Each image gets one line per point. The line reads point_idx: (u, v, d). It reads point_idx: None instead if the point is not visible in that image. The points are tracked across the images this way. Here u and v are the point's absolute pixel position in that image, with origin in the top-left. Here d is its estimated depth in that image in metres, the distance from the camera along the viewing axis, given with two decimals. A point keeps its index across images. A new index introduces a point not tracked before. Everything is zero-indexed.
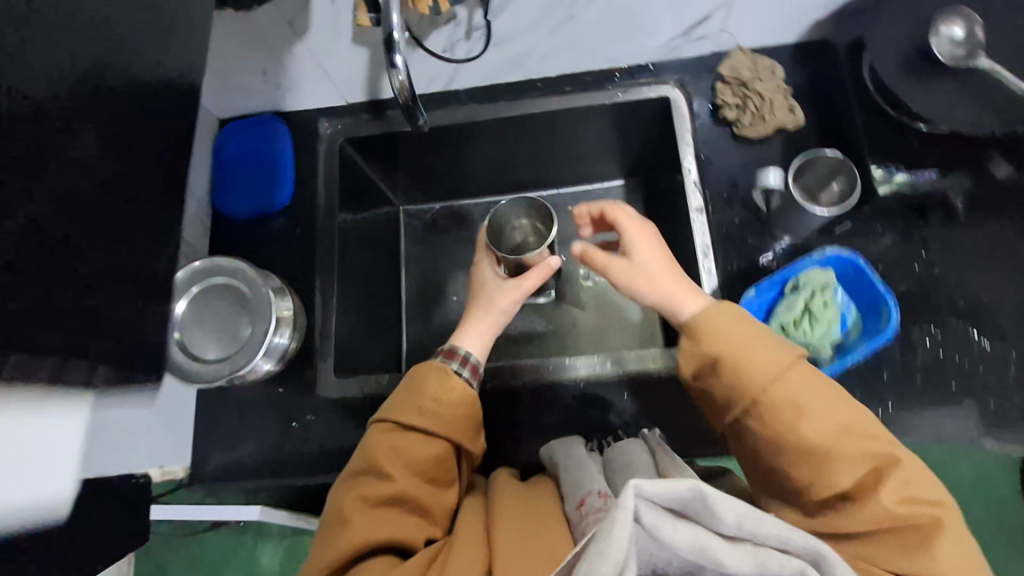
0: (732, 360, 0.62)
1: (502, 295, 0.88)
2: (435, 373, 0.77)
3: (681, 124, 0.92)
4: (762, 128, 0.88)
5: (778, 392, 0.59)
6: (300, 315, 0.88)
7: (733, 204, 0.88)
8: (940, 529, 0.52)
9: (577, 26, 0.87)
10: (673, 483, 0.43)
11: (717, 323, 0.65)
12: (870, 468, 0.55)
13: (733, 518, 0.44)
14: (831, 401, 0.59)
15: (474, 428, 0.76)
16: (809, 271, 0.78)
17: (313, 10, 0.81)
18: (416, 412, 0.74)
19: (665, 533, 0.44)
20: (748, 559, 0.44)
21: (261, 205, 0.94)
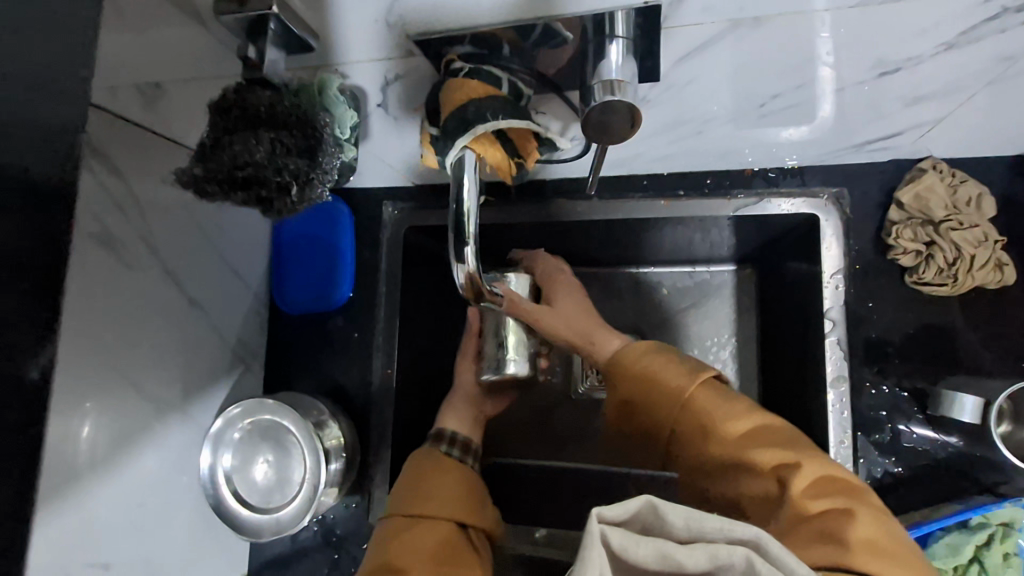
0: (639, 397, 0.60)
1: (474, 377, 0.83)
2: (425, 464, 0.70)
3: (830, 253, 0.69)
4: (950, 287, 0.65)
5: (693, 403, 0.55)
6: (354, 438, 0.82)
7: (885, 379, 0.68)
8: (855, 514, 0.44)
9: (705, 138, 0.66)
10: (623, 501, 0.36)
11: (633, 354, 0.62)
12: (778, 465, 0.49)
13: (685, 520, 0.36)
14: (736, 408, 0.54)
15: (482, 503, 0.67)
16: (1000, 514, 0.61)
17: (371, 116, 0.61)
18: (419, 499, 0.65)
19: (631, 557, 0.35)
20: (702, 554, 0.34)
21: (319, 302, 0.85)
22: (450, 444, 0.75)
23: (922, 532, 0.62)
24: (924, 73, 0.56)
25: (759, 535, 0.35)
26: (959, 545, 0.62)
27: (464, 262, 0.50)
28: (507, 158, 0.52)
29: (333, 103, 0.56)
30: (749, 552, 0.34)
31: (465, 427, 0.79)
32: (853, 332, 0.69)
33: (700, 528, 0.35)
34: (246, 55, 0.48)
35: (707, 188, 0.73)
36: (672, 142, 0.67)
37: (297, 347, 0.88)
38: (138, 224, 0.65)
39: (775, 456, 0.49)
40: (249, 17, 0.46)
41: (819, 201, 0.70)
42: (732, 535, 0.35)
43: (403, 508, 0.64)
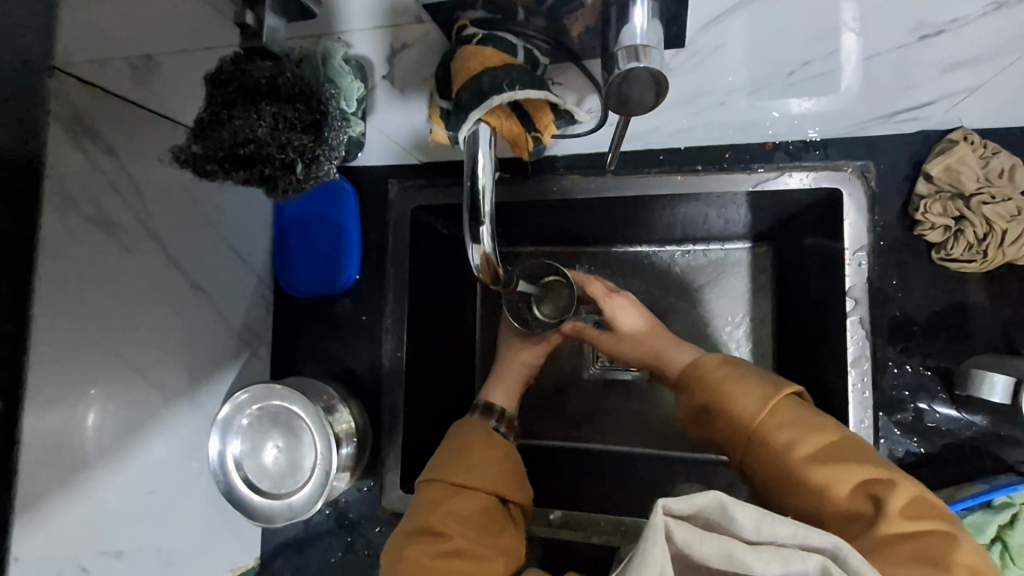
0: (718, 406, 0.59)
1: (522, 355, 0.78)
2: (478, 435, 0.66)
3: (855, 229, 0.66)
4: (980, 263, 0.63)
5: (772, 420, 0.55)
6: (365, 423, 0.80)
7: (909, 359, 0.66)
8: (952, 538, 0.45)
9: (730, 112, 0.63)
10: (691, 497, 0.43)
11: (709, 368, 0.62)
12: (868, 485, 0.49)
13: (751, 523, 0.42)
14: (819, 426, 0.54)
15: (522, 479, 0.66)
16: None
17: (377, 89, 0.57)
18: (463, 469, 0.62)
19: (696, 549, 0.42)
20: (770, 557, 0.41)
21: (325, 284, 0.83)
22: (499, 419, 0.72)
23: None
24: (964, 39, 0.56)
25: (832, 544, 0.41)
26: (982, 524, 0.60)
27: (480, 241, 0.46)
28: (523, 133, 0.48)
29: (336, 75, 0.52)
30: (819, 560, 0.40)
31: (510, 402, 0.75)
32: (878, 311, 0.67)
33: (768, 532, 0.42)
34: (244, 21, 0.44)
35: (726, 162, 0.70)
36: (692, 115, 0.64)
37: (303, 329, 0.86)
38: (135, 206, 0.63)
39: (862, 476, 0.50)
40: None
41: (843, 176, 0.67)
42: (804, 541, 0.41)
43: (445, 475, 0.62)
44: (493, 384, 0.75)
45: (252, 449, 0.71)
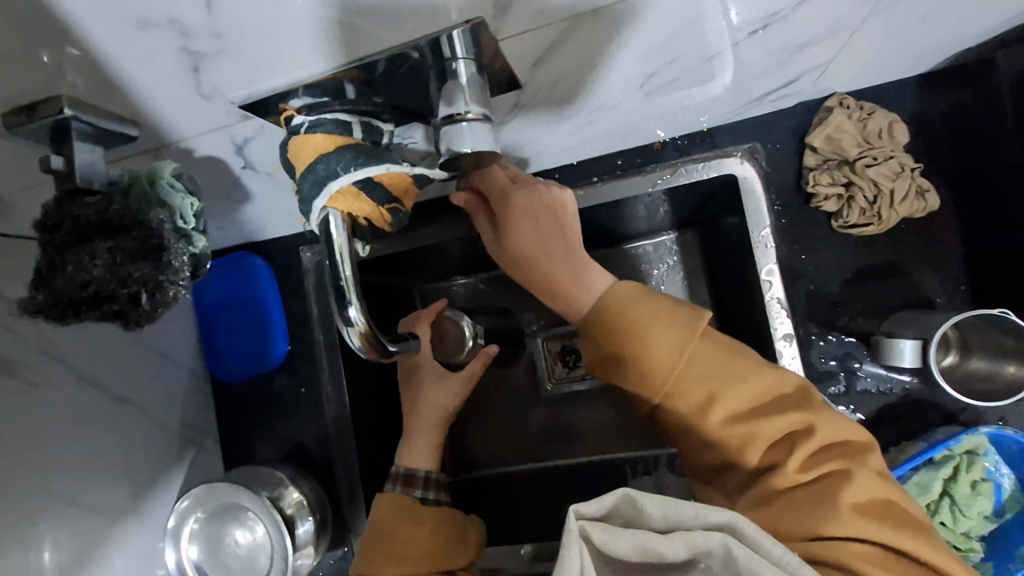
0: (632, 358, 0.54)
1: (442, 398, 0.74)
2: (402, 515, 0.67)
3: (756, 213, 0.67)
4: (878, 225, 0.63)
5: (688, 373, 0.53)
6: (322, 495, 0.79)
7: (832, 330, 0.67)
8: (852, 478, 0.48)
9: (602, 124, 0.62)
10: (599, 498, 0.40)
11: (615, 315, 0.56)
12: (786, 434, 0.51)
13: (662, 512, 0.40)
14: (740, 374, 0.52)
15: (457, 543, 0.67)
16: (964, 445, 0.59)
17: (249, 180, 0.57)
18: (390, 558, 0.64)
19: (613, 548, 0.39)
20: (680, 544, 0.39)
21: (255, 364, 0.83)
22: (424, 486, 0.71)
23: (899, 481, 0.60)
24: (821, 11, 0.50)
25: (733, 520, 0.39)
26: (927, 484, 0.60)
27: (353, 323, 0.45)
28: (378, 208, 0.47)
29: (165, 193, 0.49)
30: (723, 538, 0.38)
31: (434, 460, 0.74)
32: (792, 287, 0.67)
33: (676, 518, 0.40)
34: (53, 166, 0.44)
35: (620, 169, 0.72)
36: (569, 135, 0.63)
37: (246, 411, 0.85)
38: (33, 336, 0.60)
39: (780, 428, 0.50)
40: (45, 125, 0.44)
41: (735, 160, 0.67)
42: (708, 521, 0.39)
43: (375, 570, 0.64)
44: (414, 445, 0.74)
45: (220, 548, 0.71)
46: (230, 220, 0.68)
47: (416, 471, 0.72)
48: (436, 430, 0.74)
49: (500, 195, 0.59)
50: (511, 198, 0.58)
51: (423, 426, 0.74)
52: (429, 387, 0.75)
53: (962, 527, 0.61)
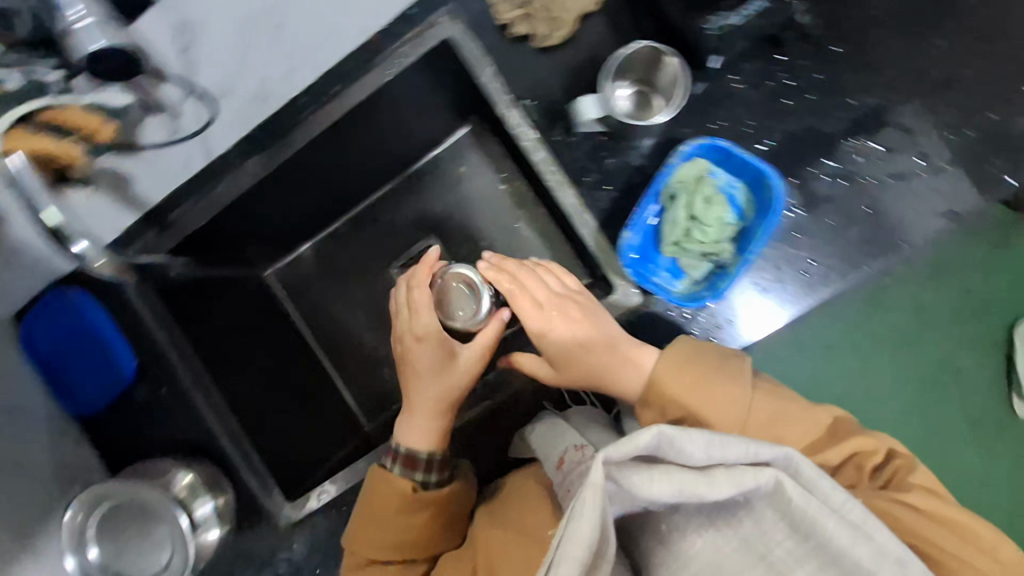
0: (700, 415, 0.62)
1: (458, 373, 0.84)
2: (397, 499, 0.76)
3: (472, 59, 0.75)
4: (563, 30, 0.73)
5: (757, 424, 0.62)
6: (214, 471, 0.83)
7: (573, 131, 0.74)
8: (910, 474, 0.61)
9: (294, 27, 0.67)
10: (634, 439, 0.46)
11: (678, 380, 0.64)
12: (849, 460, 0.62)
13: (701, 450, 0.47)
14: (796, 413, 0.62)
15: (447, 518, 0.79)
16: (677, 173, 0.69)
17: None
18: (384, 527, 0.76)
19: (640, 488, 0.46)
20: (728, 481, 0.45)
21: (112, 384, 0.85)
22: (424, 472, 0.80)
23: (637, 225, 0.71)
24: None
25: (789, 455, 0.46)
26: (672, 217, 0.70)
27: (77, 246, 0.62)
28: (63, 143, 0.60)
29: None
30: (776, 474, 0.45)
31: (434, 441, 0.82)
32: (527, 111, 0.75)
33: (719, 456, 0.47)
34: None
35: (352, 72, 0.78)
36: (274, 47, 0.68)
37: (125, 431, 0.88)
38: None
39: (845, 450, 0.62)
40: None
41: (437, 25, 0.76)
42: (758, 458, 0.46)
43: (371, 535, 0.76)
44: (410, 427, 0.82)
45: (121, 545, 0.77)
46: (9, 243, 0.73)
47: (410, 450, 0.80)
48: (431, 409, 0.83)
49: (530, 289, 0.76)
50: (545, 323, 0.74)
51: (428, 398, 0.83)
52: (433, 363, 0.85)
53: (714, 238, 0.69)
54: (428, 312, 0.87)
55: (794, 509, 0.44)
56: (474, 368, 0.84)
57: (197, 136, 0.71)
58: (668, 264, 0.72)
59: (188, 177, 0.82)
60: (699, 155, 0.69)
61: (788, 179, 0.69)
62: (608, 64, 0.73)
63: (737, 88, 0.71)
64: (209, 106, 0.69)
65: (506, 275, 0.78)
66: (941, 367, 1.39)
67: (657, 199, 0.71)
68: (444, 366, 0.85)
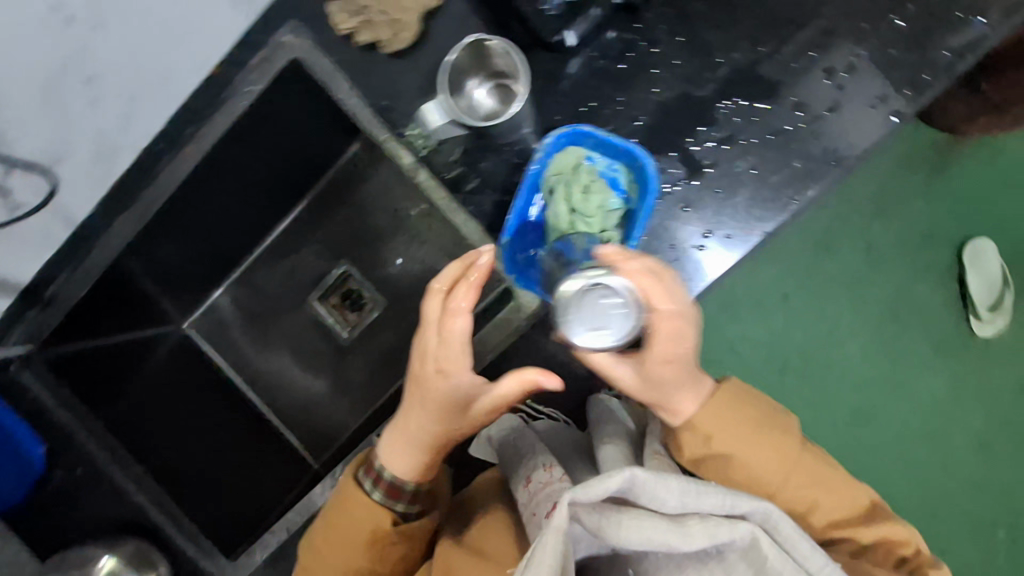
0: (737, 458, 0.62)
1: (456, 415, 0.63)
2: (367, 522, 0.65)
3: (323, 75, 0.69)
4: (408, 29, 0.68)
5: (790, 471, 0.61)
6: (145, 545, 0.79)
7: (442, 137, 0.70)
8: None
9: (111, 83, 0.67)
10: (606, 481, 0.50)
11: (717, 415, 0.62)
12: (881, 543, 0.61)
13: (677, 498, 0.51)
14: (834, 482, 0.61)
15: (418, 543, 0.69)
16: (550, 165, 0.65)
17: None
18: (344, 547, 0.66)
19: (610, 532, 0.51)
20: (703, 534, 0.50)
21: (20, 475, 0.78)
22: (410, 501, 0.67)
23: (516, 229, 0.66)
24: None
25: (766, 510, 0.50)
26: (554, 212, 0.66)
27: None
28: None
29: None
30: (752, 529, 0.49)
31: (416, 475, 0.66)
32: (392, 124, 0.71)
33: (692, 505, 0.51)
34: None
35: (202, 111, 0.73)
36: (93, 104, 0.68)
37: (48, 522, 0.80)
38: None
39: (878, 532, 0.61)
40: None
41: (280, 40, 0.70)
42: (736, 509, 0.51)
43: (326, 552, 0.67)
44: (395, 443, 0.66)
45: None
46: None
47: (393, 476, 0.66)
48: (421, 439, 0.65)
49: (652, 270, 0.58)
50: (659, 325, 0.58)
51: (420, 430, 0.64)
52: (432, 402, 0.62)
53: (599, 229, 0.65)
54: (462, 346, 0.60)
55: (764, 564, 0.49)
56: (488, 418, 0.63)
57: (39, 206, 0.72)
58: None
59: (53, 247, 0.82)
60: (571, 143, 0.65)
61: (667, 154, 0.66)
62: (438, 66, 0.69)
63: (599, 66, 0.67)
64: (45, 174, 0.70)
65: (643, 275, 0.58)
66: (904, 302, 1.33)
67: (535, 195, 0.67)
68: (446, 405, 0.62)
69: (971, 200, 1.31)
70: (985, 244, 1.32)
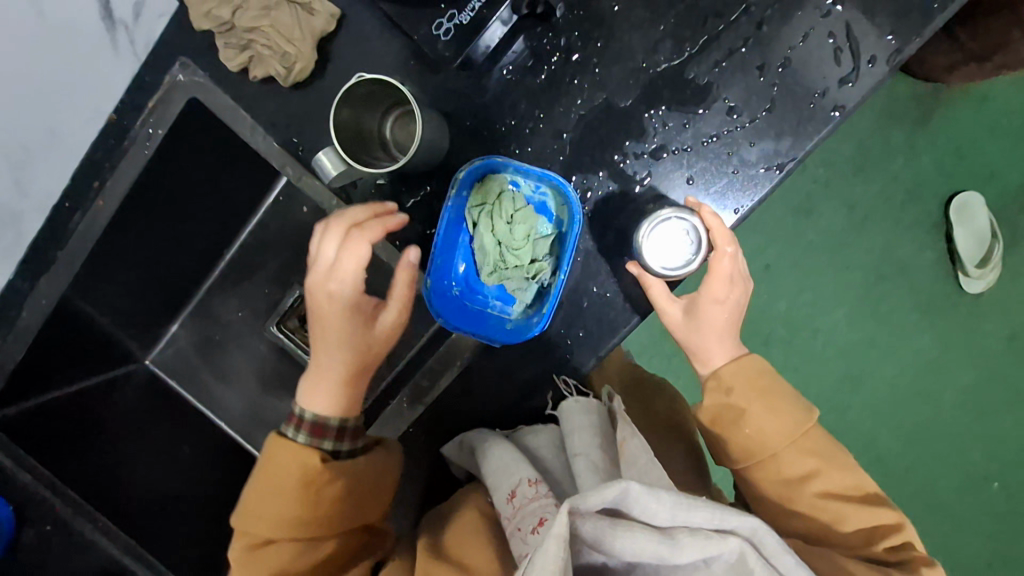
0: (755, 417, 0.62)
1: (367, 330, 0.63)
2: (295, 469, 0.59)
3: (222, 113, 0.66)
4: (303, 58, 0.66)
5: (801, 435, 0.63)
6: None
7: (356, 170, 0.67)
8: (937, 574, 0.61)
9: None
10: (603, 492, 0.43)
11: (742, 378, 0.63)
12: (871, 530, 0.62)
13: (667, 510, 0.44)
14: (842, 463, 0.63)
15: (361, 505, 0.63)
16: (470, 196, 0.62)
17: None
18: (276, 507, 0.59)
19: (604, 541, 0.44)
20: (694, 550, 0.44)
21: None
22: (340, 440, 0.62)
23: (441, 268, 0.63)
24: None
25: (755, 529, 0.44)
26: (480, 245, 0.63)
27: None
28: None
29: None
30: (741, 544, 0.44)
31: (340, 401, 0.64)
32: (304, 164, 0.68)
33: (686, 519, 0.44)
34: None
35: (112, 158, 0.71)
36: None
37: None
38: None
39: (878, 521, 0.62)
40: None
41: (172, 79, 0.67)
42: (724, 525, 0.45)
43: (261, 516, 0.59)
44: (315, 374, 0.64)
45: None
46: None
47: (315, 407, 0.63)
48: (342, 364, 0.63)
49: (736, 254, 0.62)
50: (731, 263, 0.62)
51: (337, 354, 0.63)
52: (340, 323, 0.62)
53: (528, 259, 0.63)
54: (352, 269, 0.61)
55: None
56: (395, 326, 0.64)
57: None
58: (495, 292, 0.66)
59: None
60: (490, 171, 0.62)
61: (596, 172, 0.64)
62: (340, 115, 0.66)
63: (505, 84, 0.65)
64: None
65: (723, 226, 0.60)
66: (891, 261, 1.26)
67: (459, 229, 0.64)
68: (355, 324, 0.63)
69: (954, 152, 1.25)
70: (972, 197, 1.25)
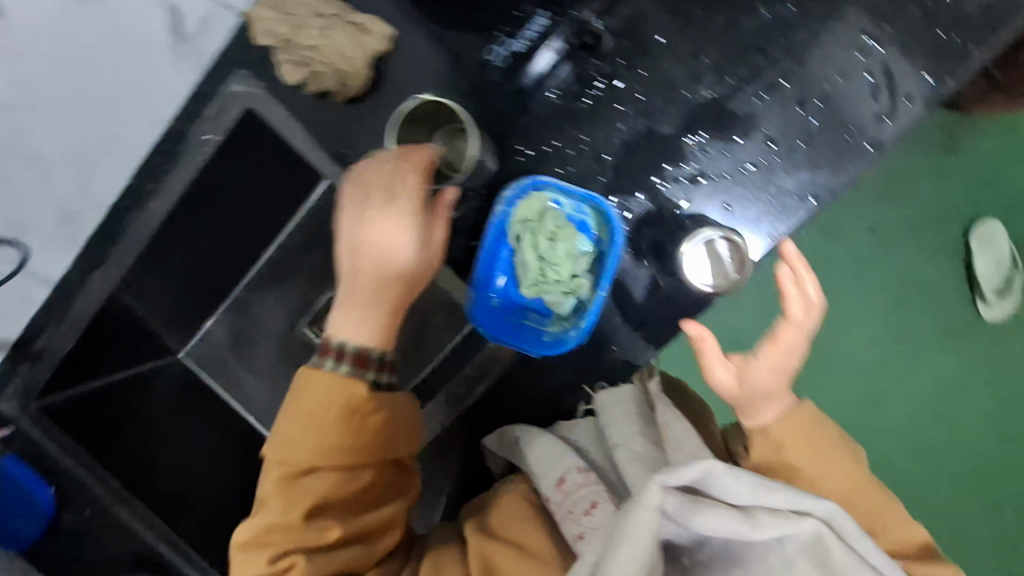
0: (805, 472, 0.58)
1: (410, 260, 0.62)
2: (338, 397, 0.58)
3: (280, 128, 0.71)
4: (355, 74, 0.69)
5: (851, 490, 0.58)
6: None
7: None
8: None
9: None
10: (689, 468, 0.45)
11: (792, 428, 0.59)
12: None
13: (746, 488, 0.46)
14: (898, 525, 0.57)
15: (396, 437, 0.63)
16: (516, 212, 0.65)
17: None
18: (318, 435, 0.58)
19: (693, 521, 0.44)
20: (774, 529, 0.44)
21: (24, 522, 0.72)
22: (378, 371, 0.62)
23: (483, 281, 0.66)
24: None
25: (831, 513, 0.45)
26: (522, 260, 0.66)
27: None
28: None
29: None
30: (818, 526, 0.44)
31: (380, 328, 0.63)
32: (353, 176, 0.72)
33: (762, 498, 0.46)
34: None
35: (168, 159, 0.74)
36: None
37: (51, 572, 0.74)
38: None
39: None
40: None
41: (230, 90, 0.71)
42: (803, 507, 0.46)
43: (302, 448, 0.58)
44: (352, 303, 0.62)
45: None
46: None
47: (355, 334, 0.61)
48: (384, 294, 0.62)
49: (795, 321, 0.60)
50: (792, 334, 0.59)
51: (377, 284, 0.62)
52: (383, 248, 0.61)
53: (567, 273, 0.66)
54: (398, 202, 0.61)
55: (825, 562, 0.44)
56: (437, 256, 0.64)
57: None
58: (534, 304, 0.68)
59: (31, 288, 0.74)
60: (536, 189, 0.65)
61: (633, 194, 0.68)
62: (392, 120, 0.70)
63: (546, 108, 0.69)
64: None
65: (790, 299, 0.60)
66: (912, 284, 1.27)
67: (502, 242, 0.66)
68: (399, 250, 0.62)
69: (979, 182, 1.26)
70: (994, 227, 1.26)
